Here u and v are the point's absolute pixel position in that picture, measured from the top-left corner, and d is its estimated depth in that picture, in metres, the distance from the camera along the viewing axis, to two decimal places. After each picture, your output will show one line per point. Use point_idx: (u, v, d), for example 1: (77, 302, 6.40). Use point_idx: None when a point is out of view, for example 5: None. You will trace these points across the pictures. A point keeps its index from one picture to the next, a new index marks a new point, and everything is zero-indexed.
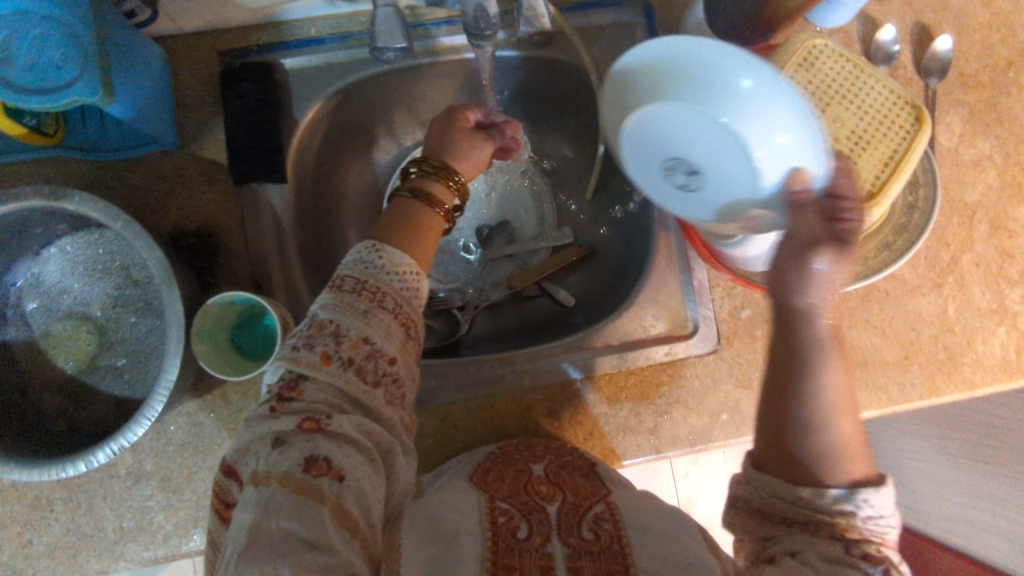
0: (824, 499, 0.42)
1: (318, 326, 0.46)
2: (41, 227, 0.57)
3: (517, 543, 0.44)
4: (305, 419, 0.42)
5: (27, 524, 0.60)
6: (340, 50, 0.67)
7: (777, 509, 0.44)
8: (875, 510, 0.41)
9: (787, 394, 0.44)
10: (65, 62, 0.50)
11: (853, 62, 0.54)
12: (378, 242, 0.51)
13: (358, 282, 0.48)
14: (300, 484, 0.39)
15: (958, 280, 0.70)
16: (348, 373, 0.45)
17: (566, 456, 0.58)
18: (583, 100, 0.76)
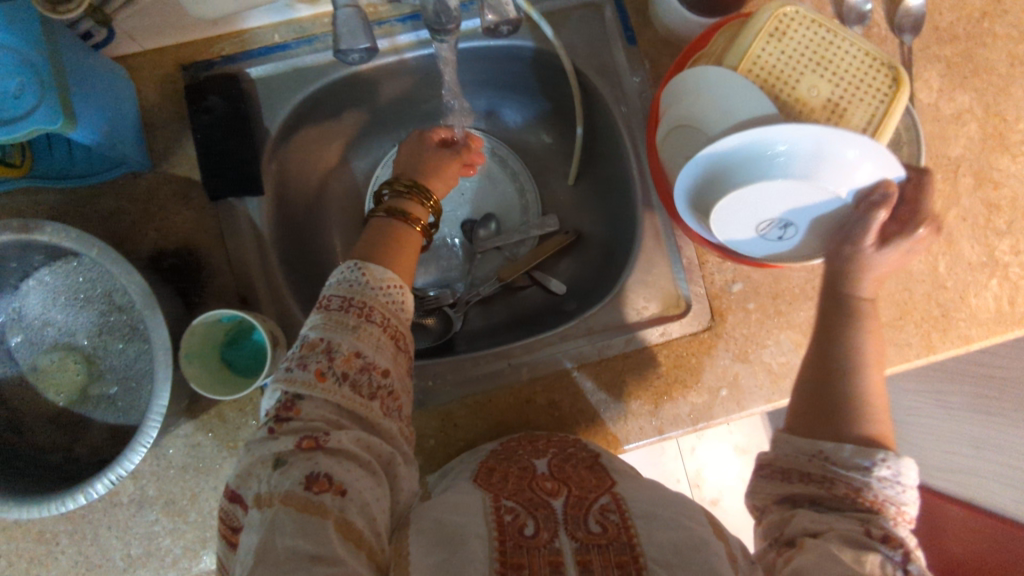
0: (853, 457, 0.46)
1: (309, 345, 0.46)
2: (17, 261, 0.56)
3: (525, 541, 0.44)
4: (303, 437, 0.42)
5: (34, 560, 0.60)
6: (306, 54, 0.66)
7: (798, 466, 0.47)
8: (891, 472, 0.45)
9: (823, 356, 0.52)
10: (22, 91, 0.49)
11: (827, 26, 0.51)
12: (361, 260, 0.51)
13: (345, 299, 0.47)
14: (302, 501, 0.39)
15: (947, 236, 0.69)
16: (344, 388, 0.44)
17: (569, 448, 0.57)
18: (557, 85, 0.75)
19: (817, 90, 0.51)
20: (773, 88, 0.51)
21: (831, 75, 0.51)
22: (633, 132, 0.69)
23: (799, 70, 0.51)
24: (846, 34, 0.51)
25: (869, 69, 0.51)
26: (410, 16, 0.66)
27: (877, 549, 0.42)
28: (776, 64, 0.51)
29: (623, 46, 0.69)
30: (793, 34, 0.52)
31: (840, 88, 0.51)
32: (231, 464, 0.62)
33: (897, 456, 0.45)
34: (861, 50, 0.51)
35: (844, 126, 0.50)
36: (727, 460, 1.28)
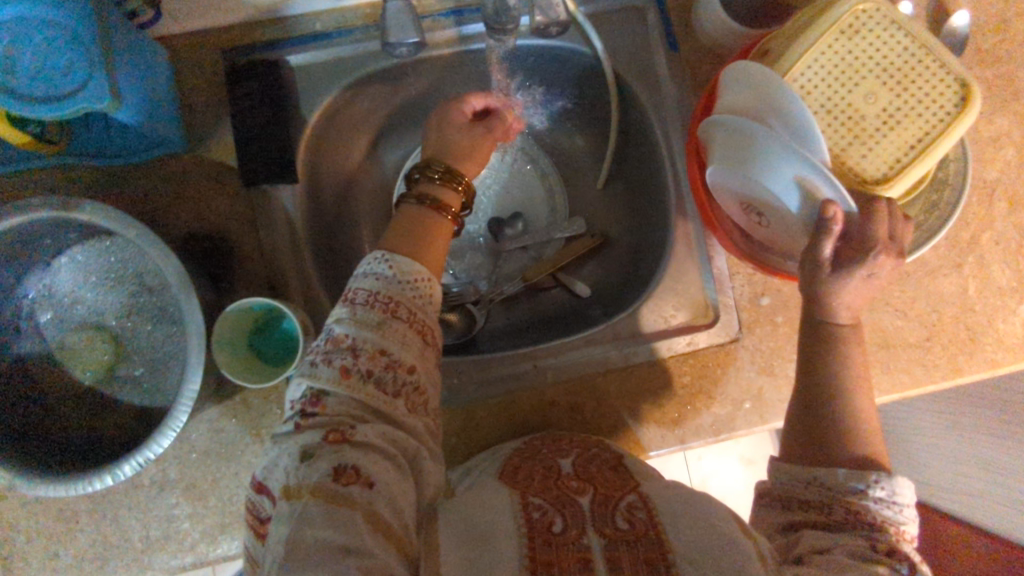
0: (849, 480, 0.46)
1: (335, 342, 0.46)
2: (52, 238, 0.55)
3: (553, 538, 0.44)
4: (329, 432, 0.42)
5: (53, 537, 0.60)
6: (347, 44, 0.65)
7: (796, 493, 0.48)
8: (886, 493, 0.45)
9: (813, 380, 0.51)
10: (69, 70, 0.49)
11: (904, 31, 0.51)
12: (388, 252, 0.51)
13: (371, 293, 0.47)
14: (330, 494, 0.39)
15: (978, 259, 0.69)
16: (368, 386, 0.44)
17: (593, 448, 0.57)
18: (593, 88, 0.74)
19: (875, 97, 0.51)
20: (830, 87, 0.51)
21: (893, 83, 0.51)
22: (671, 139, 0.69)
23: (860, 76, 0.51)
24: (922, 44, 0.51)
25: (937, 80, 0.50)
26: (454, 10, 0.66)
27: (881, 562, 0.42)
28: (840, 63, 0.51)
29: (664, 51, 0.69)
30: (864, 38, 0.51)
31: (901, 96, 0.51)
32: (253, 451, 0.62)
33: (892, 475, 0.46)
34: (932, 63, 0.50)
35: (895, 136, 0.50)
36: (732, 471, 1.28)
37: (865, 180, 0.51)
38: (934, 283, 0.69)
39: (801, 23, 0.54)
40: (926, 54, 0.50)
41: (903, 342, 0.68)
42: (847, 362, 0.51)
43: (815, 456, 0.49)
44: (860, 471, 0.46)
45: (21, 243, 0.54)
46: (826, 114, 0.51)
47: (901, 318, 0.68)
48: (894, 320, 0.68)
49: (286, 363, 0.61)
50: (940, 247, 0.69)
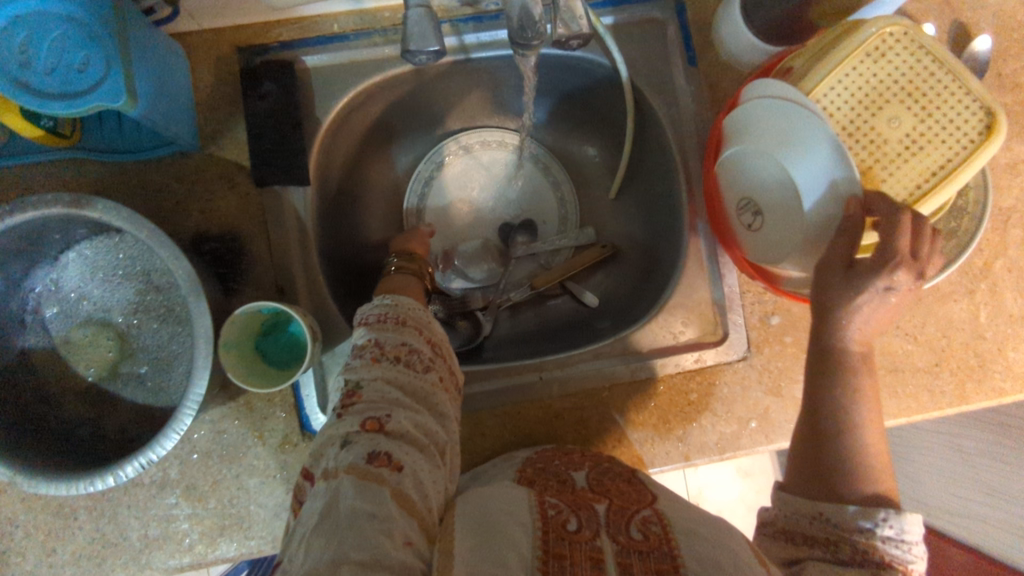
0: (856, 519, 0.45)
1: (361, 345, 0.47)
2: (60, 233, 0.55)
3: (567, 535, 0.43)
4: (366, 418, 0.42)
5: (51, 532, 0.60)
6: (364, 47, 0.65)
7: (800, 529, 0.48)
8: (894, 532, 0.44)
9: (821, 416, 0.51)
10: (87, 65, 0.48)
11: (932, 55, 0.50)
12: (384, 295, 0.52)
13: (382, 313, 0.49)
14: (362, 471, 0.39)
15: (990, 286, 0.69)
16: (398, 368, 0.45)
17: (605, 463, 0.57)
18: (609, 99, 0.74)
19: (899, 120, 0.50)
20: (853, 110, 0.51)
21: (917, 108, 0.50)
22: (686, 154, 0.68)
23: (883, 101, 0.51)
24: (950, 69, 0.50)
25: (962, 106, 0.49)
26: (473, 18, 0.65)
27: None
28: (863, 86, 0.51)
29: (682, 65, 0.68)
30: (888, 61, 0.51)
31: (925, 122, 0.50)
32: (256, 453, 0.62)
33: (902, 514, 0.45)
34: (960, 89, 0.50)
35: (917, 162, 0.50)
36: (728, 483, 1.28)
37: None
38: (945, 308, 0.68)
39: (826, 43, 0.53)
40: (954, 79, 0.50)
41: (912, 367, 0.68)
42: (853, 397, 0.50)
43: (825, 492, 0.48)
44: (869, 507, 0.46)
45: (28, 239, 0.53)
46: (847, 136, 0.51)
47: (911, 343, 0.68)
48: (904, 344, 0.68)
49: (292, 367, 0.60)
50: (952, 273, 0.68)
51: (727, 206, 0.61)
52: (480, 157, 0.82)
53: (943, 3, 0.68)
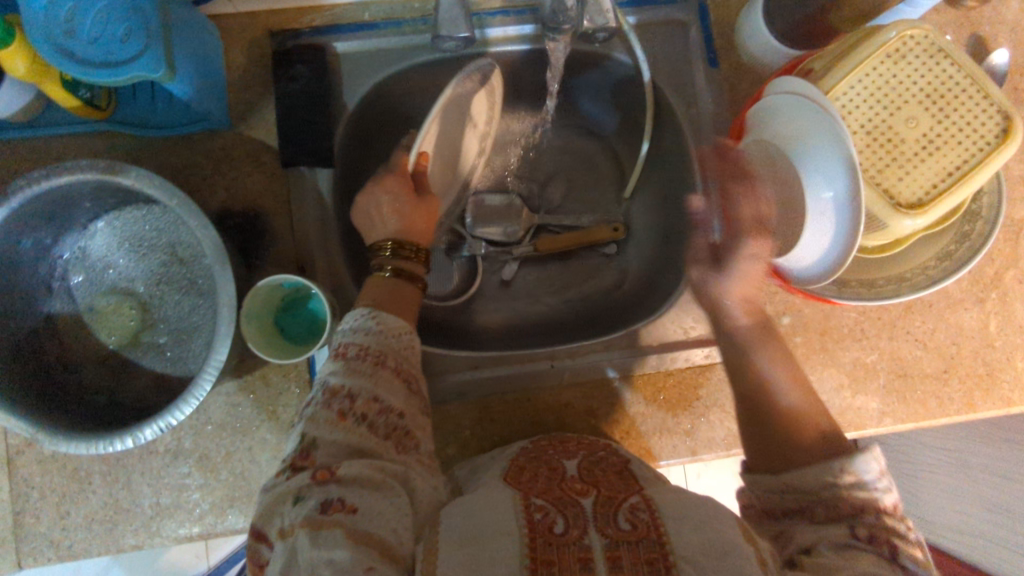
0: (818, 477, 0.46)
1: (330, 392, 0.45)
2: (90, 201, 0.56)
3: (554, 538, 0.42)
4: (318, 470, 0.42)
5: (65, 495, 0.61)
6: (393, 36, 0.67)
7: (777, 503, 0.47)
8: (857, 476, 0.44)
9: (738, 379, 0.55)
10: (128, 37, 0.50)
11: (952, 59, 0.52)
12: (371, 309, 0.52)
13: (360, 348, 0.48)
14: (314, 521, 0.39)
15: (1001, 296, 0.69)
16: (362, 429, 0.44)
17: (599, 452, 0.56)
18: (629, 96, 0.75)
19: (916, 121, 0.52)
20: (871, 109, 0.52)
21: (934, 109, 0.52)
22: (703, 154, 0.70)
23: (901, 102, 0.52)
24: (970, 74, 0.51)
25: (979, 110, 0.51)
26: (500, 10, 0.67)
27: (871, 551, 0.41)
28: (882, 86, 0.52)
29: (703, 66, 0.70)
30: (909, 63, 0.52)
31: (942, 124, 0.51)
32: (268, 428, 0.63)
33: (857, 458, 0.45)
34: (978, 93, 0.51)
35: (933, 161, 0.51)
36: (731, 491, 1.27)
37: (899, 203, 0.51)
38: (955, 316, 0.68)
39: (847, 45, 0.54)
40: (973, 84, 0.51)
41: (921, 373, 0.68)
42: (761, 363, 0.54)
43: (781, 464, 0.49)
44: (823, 463, 0.46)
45: (60, 205, 0.54)
46: (865, 134, 0.52)
47: (920, 349, 0.68)
48: (913, 349, 0.68)
49: (309, 342, 0.61)
50: (963, 281, 0.69)
51: None
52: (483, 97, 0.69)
53: (962, 15, 0.70)
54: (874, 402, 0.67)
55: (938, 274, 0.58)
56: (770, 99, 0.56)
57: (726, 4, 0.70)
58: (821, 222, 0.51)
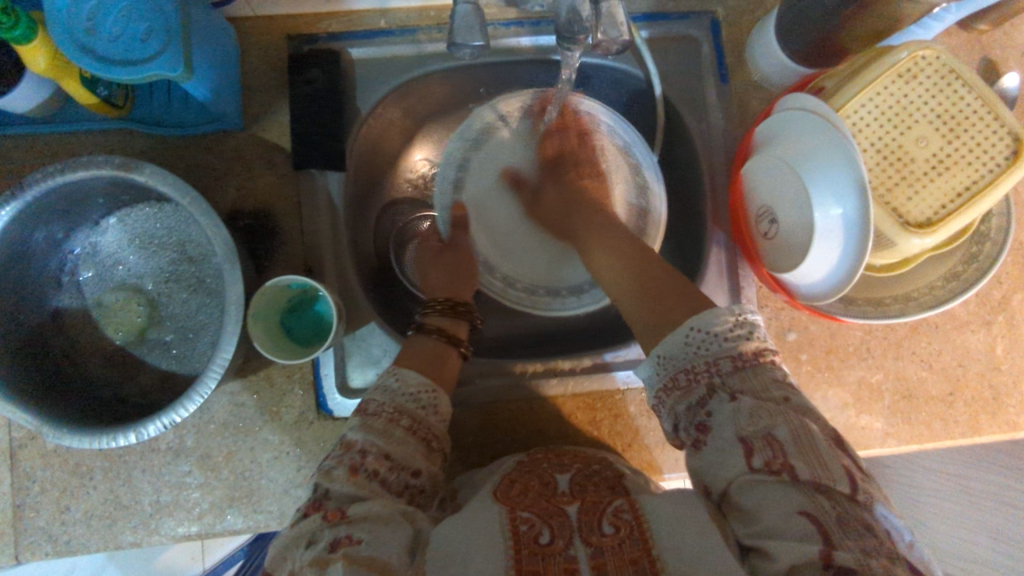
0: (676, 347, 0.48)
1: (344, 445, 0.47)
2: (103, 197, 0.57)
3: (539, 549, 0.43)
4: (330, 510, 0.43)
5: (66, 490, 0.61)
6: (409, 44, 0.67)
7: (665, 393, 0.49)
8: (700, 334, 0.47)
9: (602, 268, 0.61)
10: (148, 36, 0.50)
11: (964, 81, 0.52)
12: (397, 367, 0.54)
13: (379, 405, 0.50)
14: (319, 558, 0.40)
15: (1008, 319, 0.69)
16: (374, 484, 0.45)
17: (594, 465, 0.56)
18: (640, 110, 0.75)
19: (926, 142, 0.52)
20: (882, 127, 0.52)
21: (945, 130, 0.52)
22: (713, 169, 0.70)
23: (912, 121, 0.52)
24: (981, 95, 0.51)
25: (990, 132, 0.51)
26: (514, 22, 0.68)
27: (773, 479, 0.41)
28: (892, 105, 0.52)
29: (714, 82, 0.70)
30: (922, 83, 0.52)
31: (953, 145, 0.51)
32: (270, 429, 0.63)
33: (706, 314, 0.48)
34: (988, 115, 0.51)
35: (943, 182, 0.51)
36: None
37: (908, 222, 0.51)
38: (962, 338, 0.68)
39: (859, 64, 0.55)
40: (984, 105, 0.51)
41: (926, 394, 0.68)
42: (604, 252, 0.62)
43: (651, 324, 0.52)
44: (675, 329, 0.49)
45: (73, 200, 0.55)
46: (876, 152, 0.52)
47: (926, 369, 0.68)
48: (919, 370, 0.68)
49: (315, 342, 0.62)
50: (971, 303, 0.69)
51: (748, 214, 0.62)
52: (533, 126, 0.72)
53: (973, 39, 0.70)
54: (878, 421, 0.67)
55: (945, 295, 0.58)
56: (784, 115, 0.56)
57: (739, 21, 0.70)
58: (828, 238, 0.51)
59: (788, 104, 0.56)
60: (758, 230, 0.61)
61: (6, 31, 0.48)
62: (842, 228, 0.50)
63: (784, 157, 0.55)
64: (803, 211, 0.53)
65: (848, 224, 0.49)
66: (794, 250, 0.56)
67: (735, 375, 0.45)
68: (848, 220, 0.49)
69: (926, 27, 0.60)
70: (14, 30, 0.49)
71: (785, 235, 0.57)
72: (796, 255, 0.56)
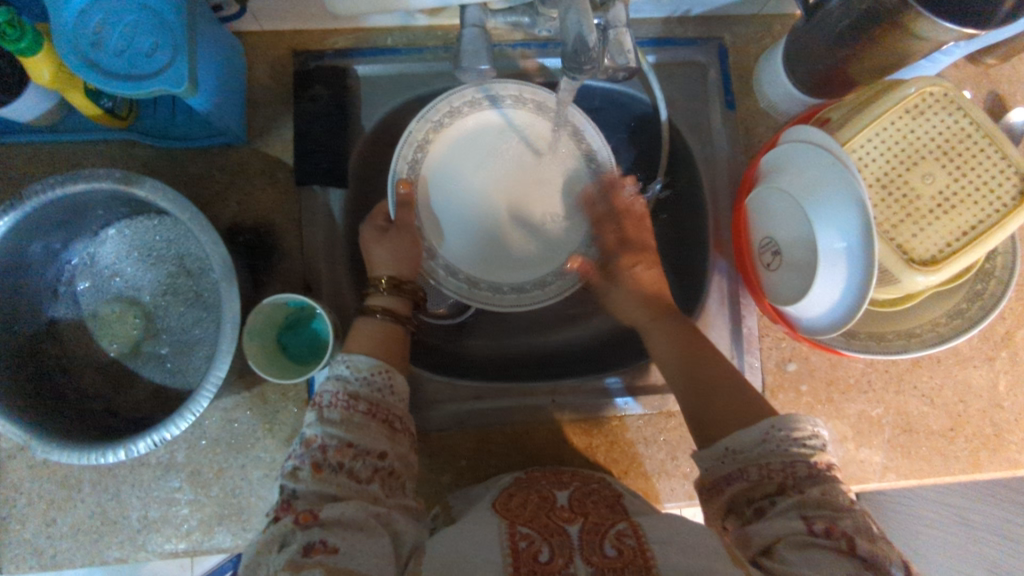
0: (752, 442, 0.48)
1: (305, 444, 0.45)
2: (103, 209, 0.57)
3: (539, 568, 0.42)
4: (300, 514, 0.41)
5: (53, 503, 0.60)
6: (415, 62, 0.67)
7: (720, 474, 0.49)
8: (787, 432, 0.47)
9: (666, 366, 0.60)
10: (154, 51, 0.50)
11: (971, 118, 0.52)
12: (348, 354, 0.51)
13: (332, 393, 0.47)
14: (295, 565, 0.38)
15: (1011, 355, 0.68)
16: (340, 477, 0.43)
17: (593, 484, 0.56)
18: (645, 134, 0.75)
19: (933, 178, 0.51)
20: (888, 163, 0.52)
21: (951, 166, 0.51)
22: (717, 196, 0.70)
23: (918, 157, 0.52)
24: (988, 134, 0.51)
25: (997, 170, 0.51)
26: (521, 44, 0.68)
27: (829, 548, 0.41)
28: (899, 141, 0.52)
29: (721, 109, 0.70)
30: (929, 118, 0.52)
31: (959, 182, 0.51)
32: (263, 445, 0.62)
33: (792, 417, 0.47)
34: (995, 153, 0.51)
35: (949, 219, 0.50)
36: None
37: (912, 258, 0.50)
38: (964, 372, 0.67)
39: (865, 98, 0.55)
40: (991, 144, 0.51)
41: (927, 429, 0.67)
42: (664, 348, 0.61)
43: (711, 430, 0.51)
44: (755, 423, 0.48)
45: (73, 211, 0.55)
46: (881, 188, 0.52)
47: (926, 404, 0.67)
48: (920, 405, 0.67)
49: (312, 361, 0.61)
50: (974, 338, 0.68)
51: (750, 243, 0.62)
52: (535, 127, 0.69)
53: (981, 73, 0.70)
54: (877, 455, 0.66)
55: (949, 331, 0.57)
56: (786, 147, 0.56)
57: (747, 48, 0.70)
58: (831, 274, 0.51)
59: (790, 137, 0.56)
60: (761, 261, 0.61)
61: (11, 43, 0.48)
62: (848, 261, 0.49)
63: (787, 190, 0.55)
64: (807, 244, 0.53)
65: (853, 258, 0.49)
66: (796, 283, 0.56)
67: (808, 477, 0.45)
68: (853, 253, 0.49)
69: (934, 62, 0.60)
70: (20, 42, 0.48)
71: (787, 267, 0.57)
72: (798, 288, 0.55)
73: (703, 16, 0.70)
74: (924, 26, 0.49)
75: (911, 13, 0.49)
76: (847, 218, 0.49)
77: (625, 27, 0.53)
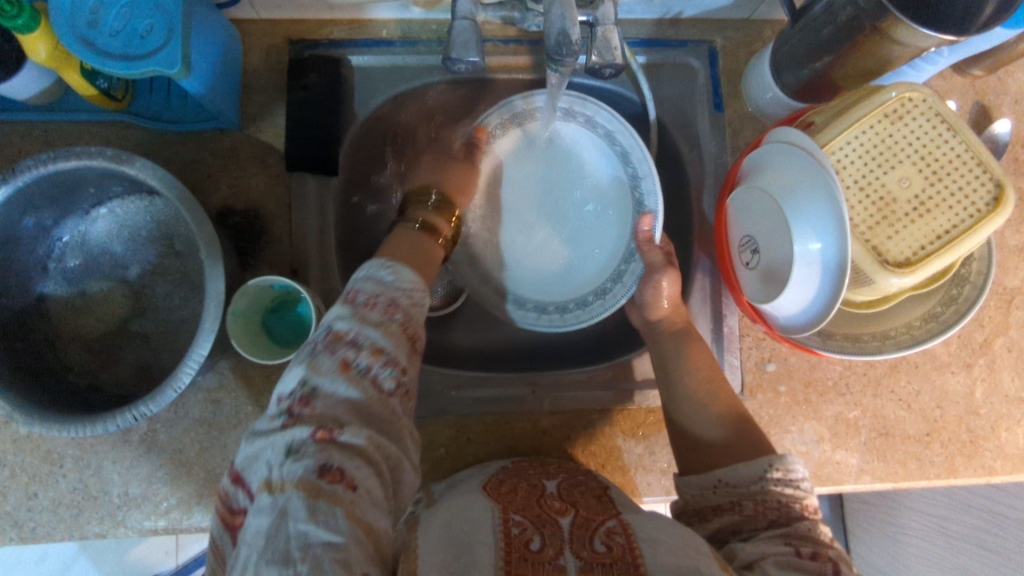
0: (749, 475, 0.50)
1: (335, 336, 0.42)
2: (96, 187, 0.58)
3: (530, 555, 0.42)
4: (316, 427, 0.37)
5: (35, 476, 0.61)
6: (408, 54, 0.69)
7: (709, 505, 0.51)
8: (783, 474, 0.49)
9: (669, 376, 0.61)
10: (149, 33, 0.51)
11: (949, 125, 0.53)
12: (389, 261, 0.49)
13: (371, 296, 0.45)
14: (312, 491, 0.35)
15: (988, 363, 0.69)
16: (365, 382, 0.41)
17: (580, 476, 0.56)
18: (633, 133, 0.76)
19: (909, 181, 0.52)
20: (865, 165, 0.53)
21: (927, 172, 0.52)
22: (702, 196, 0.71)
23: (894, 160, 0.53)
24: (965, 141, 0.52)
25: (973, 177, 0.51)
26: (514, 40, 0.70)
27: (813, 571, 0.41)
28: (877, 144, 0.53)
29: (708, 110, 0.71)
30: (907, 124, 0.53)
31: (934, 186, 0.52)
32: (244, 427, 0.63)
33: (785, 457, 0.50)
34: (972, 159, 0.52)
35: (923, 224, 0.51)
36: None
37: (886, 261, 0.51)
38: (941, 378, 0.68)
39: (846, 103, 0.56)
40: (966, 150, 0.52)
41: (903, 434, 0.67)
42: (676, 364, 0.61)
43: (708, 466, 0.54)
44: (754, 461, 0.50)
45: (66, 188, 0.56)
46: (859, 190, 0.53)
47: (903, 409, 0.68)
48: (897, 409, 0.68)
49: (295, 344, 0.62)
50: (953, 345, 0.69)
51: (729, 239, 0.63)
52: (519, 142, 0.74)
53: (968, 84, 0.71)
54: (854, 458, 0.67)
55: (926, 334, 0.58)
56: (769, 147, 0.56)
57: (737, 51, 0.71)
58: (807, 273, 0.52)
59: (777, 135, 0.56)
60: (741, 259, 0.62)
61: (9, 20, 0.49)
62: (829, 265, 0.50)
63: (770, 190, 0.55)
64: (787, 247, 0.54)
65: (835, 262, 0.49)
66: (773, 286, 0.56)
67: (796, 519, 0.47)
68: (835, 258, 0.49)
69: (918, 70, 0.61)
70: (17, 19, 0.49)
71: (765, 268, 0.58)
72: (775, 290, 0.56)
73: (694, 18, 0.71)
74: (904, 32, 0.50)
75: (892, 19, 0.50)
76: (831, 223, 0.49)
77: (614, 24, 0.53)
